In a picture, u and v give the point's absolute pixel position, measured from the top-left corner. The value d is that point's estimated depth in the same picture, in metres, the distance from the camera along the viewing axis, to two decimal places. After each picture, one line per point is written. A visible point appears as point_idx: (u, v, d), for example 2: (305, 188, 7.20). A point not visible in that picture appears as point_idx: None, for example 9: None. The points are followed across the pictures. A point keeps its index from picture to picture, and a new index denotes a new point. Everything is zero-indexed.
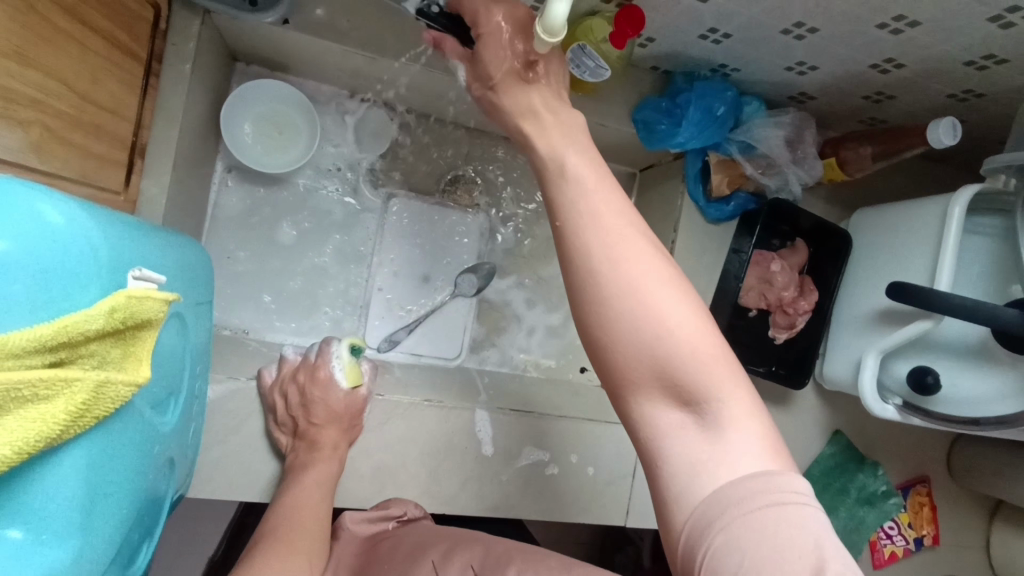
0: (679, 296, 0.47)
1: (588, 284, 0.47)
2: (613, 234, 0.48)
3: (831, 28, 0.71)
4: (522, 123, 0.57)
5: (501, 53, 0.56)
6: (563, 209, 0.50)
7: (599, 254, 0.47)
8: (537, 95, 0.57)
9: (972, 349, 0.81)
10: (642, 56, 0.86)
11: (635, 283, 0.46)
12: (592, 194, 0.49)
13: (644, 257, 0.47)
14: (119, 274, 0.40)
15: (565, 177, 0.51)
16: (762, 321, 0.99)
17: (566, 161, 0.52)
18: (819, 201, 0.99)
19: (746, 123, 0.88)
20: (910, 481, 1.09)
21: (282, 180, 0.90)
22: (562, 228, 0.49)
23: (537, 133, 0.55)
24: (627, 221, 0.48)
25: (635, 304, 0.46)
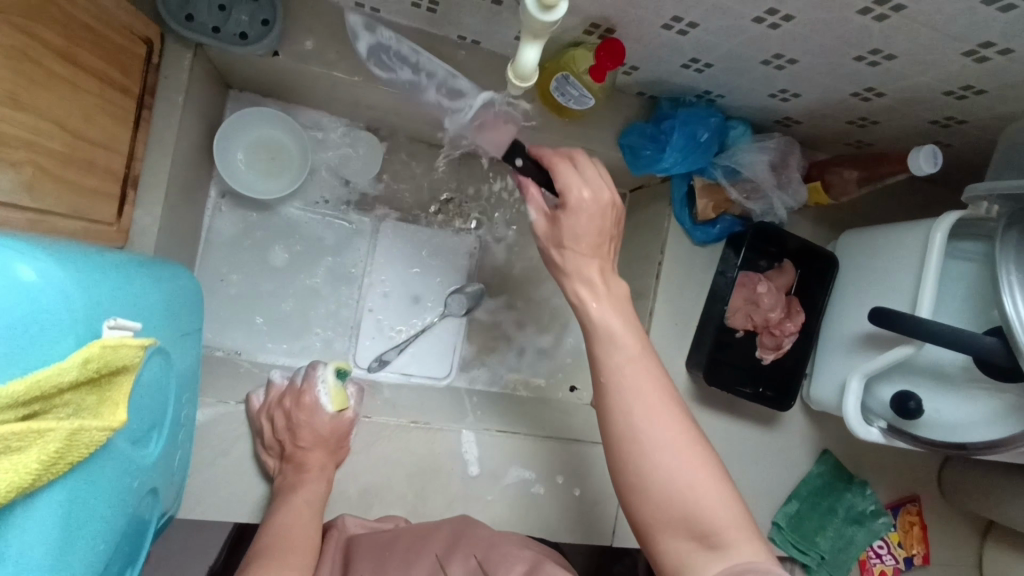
0: (697, 448, 0.61)
1: (625, 434, 0.62)
2: (646, 398, 0.63)
3: (810, 59, 0.72)
4: (576, 277, 0.70)
5: (573, 214, 0.67)
6: (607, 371, 0.65)
7: (636, 411, 0.62)
8: (593, 263, 0.69)
9: (955, 375, 0.82)
10: (627, 83, 0.87)
11: (662, 436, 0.61)
12: (626, 365, 0.64)
13: (669, 415, 0.62)
14: (97, 322, 0.42)
15: (608, 343, 0.66)
16: (750, 342, 0.99)
17: (608, 335, 0.67)
18: (807, 223, 0.99)
19: (731, 148, 0.89)
20: (900, 500, 1.09)
21: (275, 204, 0.92)
22: (605, 388, 0.64)
23: (589, 294, 0.69)
24: (657, 386, 0.64)
25: (662, 452, 0.60)
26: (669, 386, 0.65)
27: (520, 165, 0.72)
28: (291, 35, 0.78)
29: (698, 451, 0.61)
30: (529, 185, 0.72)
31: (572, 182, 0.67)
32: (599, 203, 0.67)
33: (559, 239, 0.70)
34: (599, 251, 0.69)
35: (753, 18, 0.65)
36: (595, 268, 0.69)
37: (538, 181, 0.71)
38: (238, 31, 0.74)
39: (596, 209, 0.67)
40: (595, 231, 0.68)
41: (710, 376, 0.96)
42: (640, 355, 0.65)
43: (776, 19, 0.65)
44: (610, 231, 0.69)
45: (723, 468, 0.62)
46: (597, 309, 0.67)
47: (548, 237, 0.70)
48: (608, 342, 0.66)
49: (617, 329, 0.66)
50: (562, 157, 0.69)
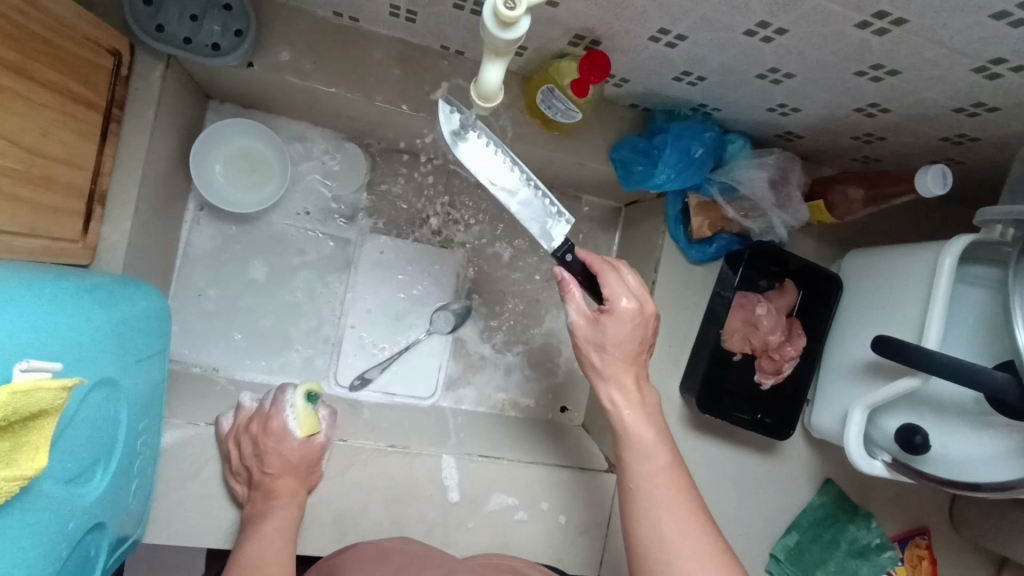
0: (723, 560, 0.65)
1: (654, 541, 0.66)
2: (674, 507, 0.67)
3: (807, 74, 0.67)
4: (611, 384, 0.71)
5: (617, 325, 0.68)
6: (637, 479, 0.69)
7: (665, 520, 0.66)
8: (630, 370, 0.71)
9: (964, 411, 0.76)
10: (618, 95, 0.83)
11: (690, 548, 0.65)
12: (657, 474, 0.69)
13: (695, 525, 0.66)
14: (4, 368, 0.42)
15: (638, 451, 0.70)
16: (748, 366, 0.94)
17: (639, 442, 0.70)
18: (810, 241, 0.94)
19: (728, 164, 0.85)
20: (908, 533, 1.03)
21: (255, 218, 0.90)
22: (636, 495, 0.68)
23: (619, 400, 0.71)
24: (683, 494, 0.68)
25: (688, 563, 0.64)
26: (696, 497, 0.68)
27: (567, 261, 0.69)
28: (266, 46, 0.76)
29: (724, 563, 0.65)
30: (569, 285, 0.67)
31: (622, 296, 0.67)
32: (643, 312, 0.68)
33: (599, 343, 0.69)
34: (637, 357, 0.71)
35: (744, 31, 0.61)
36: (629, 376, 0.71)
37: (585, 282, 0.69)
38: (210, 41, 0.71)
39: (639, 317, 0.68)
40: (636, 340, 0.70)
41: (704, 401, 0.91)
42: (671, 466, 0.69)
43: (768, 32, 0.61)
44: (649, 338, 0.71)
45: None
46: (632, 419, 0.71)
47: (585, 338, 0.70)
48: (640, 450, 0.70)
49: (648, 438, 0.70)
50: (609, 264, 0.69)
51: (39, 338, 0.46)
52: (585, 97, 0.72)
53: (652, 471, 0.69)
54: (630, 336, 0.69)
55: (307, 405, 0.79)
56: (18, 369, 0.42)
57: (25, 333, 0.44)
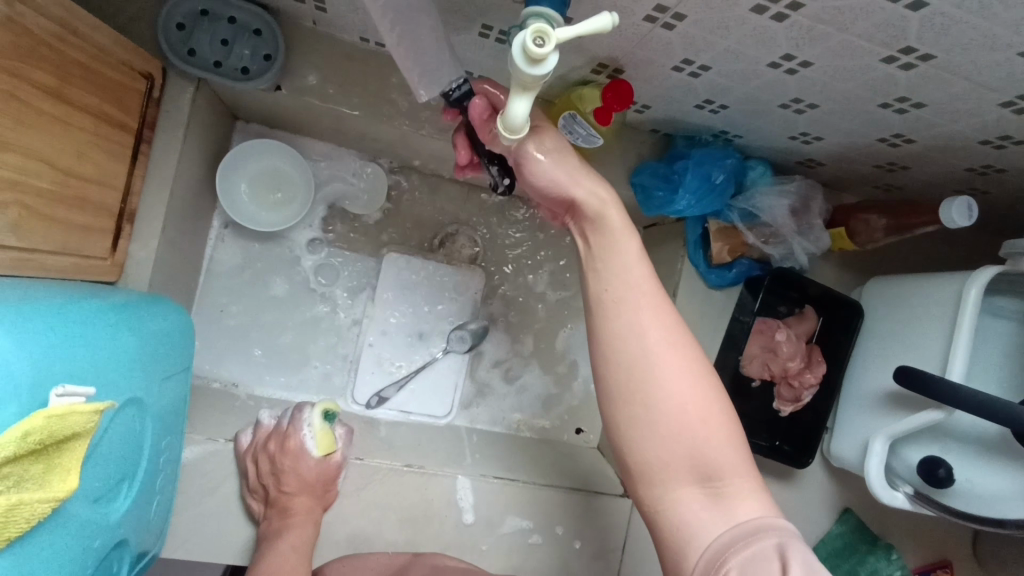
0: (708, 383, 0.60)
1: (636, 359, 0.59)
2: (659, 326, 0.59)
3: (831, 104, 0.67)
4: (578, 186, 0.60)
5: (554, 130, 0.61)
6: (619, 291, 0.60)
7: (652, 338, 0.59)
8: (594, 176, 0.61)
9: (989, 444, 0.75)
10: (639, 120, 0.84)
11: (676, 369, 0.58)
12: (641, 291, 0.60)
13: (682, 344, 0.59)
14: (41, 392, 0.42)
15: (620, 260, 0.60)
16: (767, 392, 0.93)
17: (622, 253, 0.60)
18: (830, 267, 0.93)
19: (749, 190, 0.84)
20: (931, 565, 1.00)
21: (277, 235, 0.91)
22: (617, 307, 0.60)
23: (599, 202, 0.60)
24: (669, 311, 0.60)
25: (673, 384, 0.58)
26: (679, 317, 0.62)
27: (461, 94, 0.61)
28: (294, 70, 0.78)
29: (709, 387, 0.59)
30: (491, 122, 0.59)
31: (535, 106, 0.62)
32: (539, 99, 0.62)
33: (554, 148, 0.60)
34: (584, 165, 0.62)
35: (769, 63, 0.61)
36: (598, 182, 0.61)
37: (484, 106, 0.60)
38: (240, 66, 0.74)
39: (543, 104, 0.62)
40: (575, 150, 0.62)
41: None
42: (656, 282, 0.61)
43: (794, 65, 0.61)
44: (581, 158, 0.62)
45: (731, 413, 0.60)
46: (618, 221, 0.60)
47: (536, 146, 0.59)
48: (623, 259, 0.60)
49: (631, 244, 0.60)
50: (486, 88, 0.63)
51: (70, 359, 0.46)
52: (607, 124, 0.73)
53: (637, 286, 0.60)
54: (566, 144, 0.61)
55: (323, 424, 0.79)
56: (55, 393, 0.43)
57: (57, 356, 0.45)
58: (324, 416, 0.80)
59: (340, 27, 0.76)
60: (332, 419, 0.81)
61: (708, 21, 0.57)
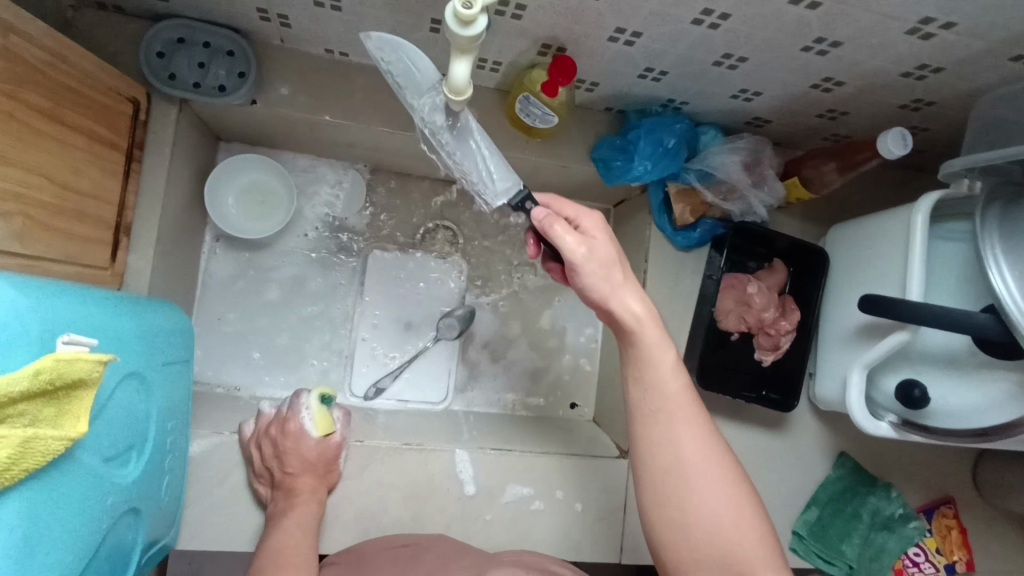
0: (739, 484, 0.65)
1: (673, 467, 0.64)
2: (694, 437, 0.65)
3: (759, 55, 0.73)
4: (620, 300, 0.64)
5: (602, 243, 0.64)
6: (658, 403, 0.65)
7: (687, 448, 0.64)
8: (637, 292, 0.65)
9: (957, 361, 0.77)
10: (592, 99, 0.89)
11: (709, 479, 0.64)
12: (675, 402, 0.65)
13: (715, 453, 0.65)
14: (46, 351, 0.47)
15: (656, 372, 0.65)
16: (747, 345, 0.96)
17: (657, 366, 0.65)
18: (793, 220, 0.98)
19: (702, 153, 0.90)
20: (934, 503, 1.02)
21: (266, 244, 0.96)
22: (654, 416, 0.65)
23: (639, 318, 0.64)
24: (702, 421, 0.66)
25: (708, 493, 0.63)
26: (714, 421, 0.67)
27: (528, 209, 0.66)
28: (267, 84, 0.84)
29: (741, 487, 0.65)
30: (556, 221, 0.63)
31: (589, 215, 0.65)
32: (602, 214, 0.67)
33: (603, 261, 0.64)
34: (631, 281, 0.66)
35: (692, 20, 0.67)
36: (638, 299, 0.65)
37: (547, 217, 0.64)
38: (217, 84, 0.81)
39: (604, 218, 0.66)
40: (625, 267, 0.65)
41: (712, 384, 0.93)
42: (692, 393, 0.66)
43: (714, 19, 0.67)
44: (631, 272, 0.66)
45: (761, 510, 0.66)
46: (654, 338, 0.65)
47: (586, 258, 0.63)
48: (663, 373, 0.65)
49: (670, 358, 0.66)
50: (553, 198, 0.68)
51: (78, 330, 0.51)
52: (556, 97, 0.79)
53: (671, 397, 0.65)
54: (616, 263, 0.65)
55: (322, 409, 0.83)
56: (62, 341, 0.48)
57: (63, 323, 0.50)
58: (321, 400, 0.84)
59: (307, 41, 0.83)
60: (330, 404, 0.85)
61: None
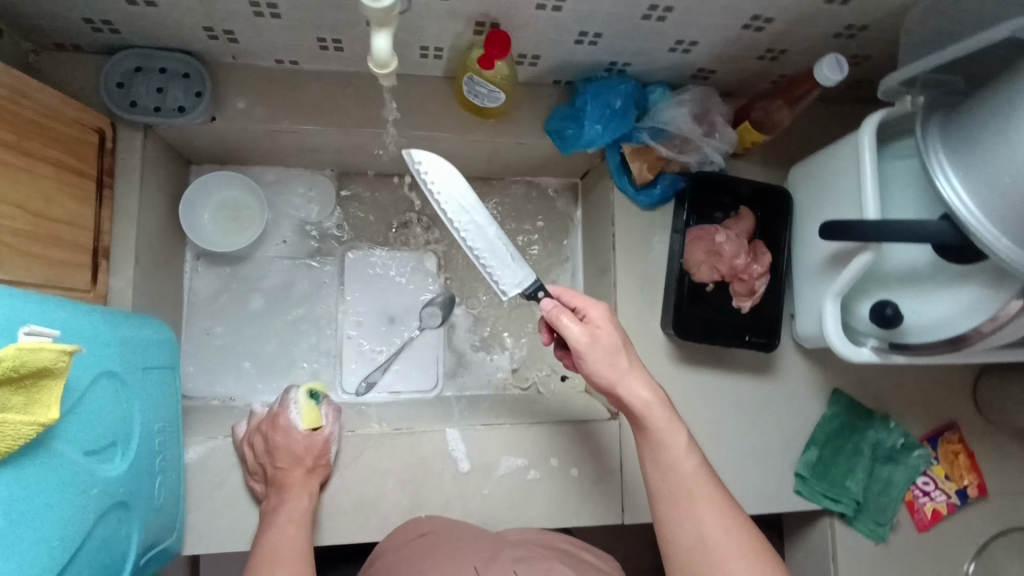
0: (757, 543, 0.69)
1: (697, 544, 0.69)
2: (714, 512, 0.70)
3: (683, 3, 0.75)
4: (627, 384, 0.73)
5: (607, 331, 0.73)
6: (675, 482, 0.72)
7: (709, 523, 0.69)
8: (643, 373, 0.74)
9: (924, 275, 0.77)
10: (538, 73, 0.92)
11: (734, 552, 0.68)
12: (691, 479, 0.71)
13: (738, 527, 0.69)
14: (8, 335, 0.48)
15: (669, 452, 0.72)
16: (723, 294, 0.97)
17: (669, 448, 0.72)
18: (754, 167, 0.99)
19: (651, 110, 0.91)
20: (937, 431, 1.01)
21: (245, 257, 0.99)
22: (674, 496, 0.71)
23: (646, 400, 0.73)
24: (719, 494, 0.71)
25: (733, 567, 0.67)
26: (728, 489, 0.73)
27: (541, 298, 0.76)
28: (224, 101, 0.88)
29: (760, 549, 0.69)
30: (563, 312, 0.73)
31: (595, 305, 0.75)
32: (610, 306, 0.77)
33: (609, 347, 0.73)
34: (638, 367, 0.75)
35: None
36: (643, 384, 0.73)
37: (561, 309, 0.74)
38: (176, 105, 0.84)
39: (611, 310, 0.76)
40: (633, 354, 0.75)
41: (690, 333, 0.93)
42: (705, 467, 0.72)
43: None
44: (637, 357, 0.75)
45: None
46: (662, 419, 0.73)
47: (592, 347, 0.72)
48: (674, 449, 0.72)
49: (680, 435, 0.73)
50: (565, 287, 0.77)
51: (56, 329, 0.54)
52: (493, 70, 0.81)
53: (687, 476, 0.71)
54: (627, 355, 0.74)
55: (311, 404, 0.85)
56: (22, 331, 0.48)
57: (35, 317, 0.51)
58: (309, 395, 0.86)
59: (256, 53, 0.86)
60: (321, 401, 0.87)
61: None
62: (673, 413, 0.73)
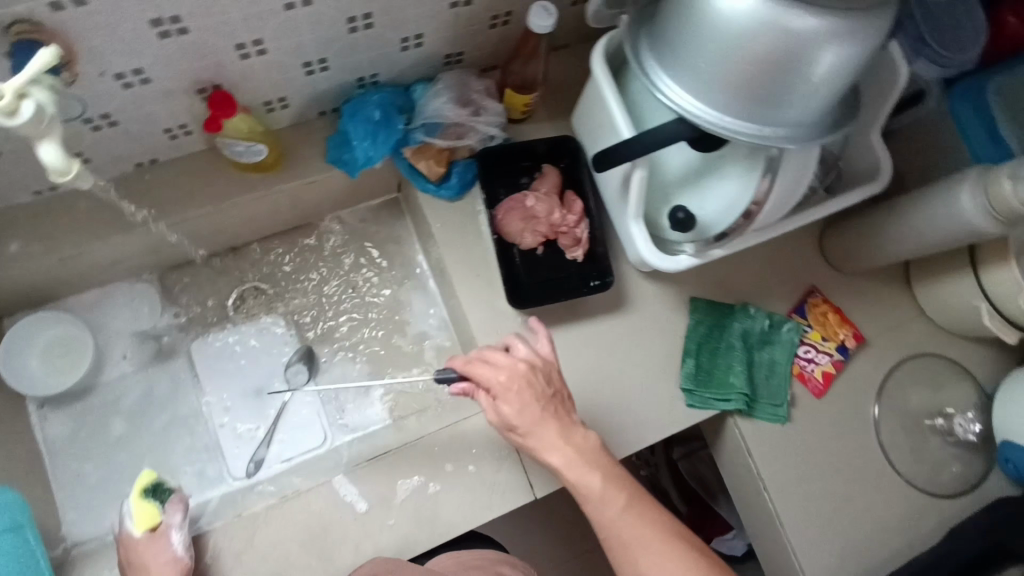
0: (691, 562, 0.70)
1: None
2: (646, 550, 0.71)
3: (378, 5, 0.76)
4: (544, 449, 0.77)
5: (514, 410, 0.76)
6: (607, 528, 0.74)
7: (643, 560, 0.71)
8: (559, 438, 0.76)
9: (696, 171, 0.82)
10: (299, 113, 0.92)
11: None
12: (617, 522, 0.73)
13: (671, 555, 0.70)
14: None
15: (592, 502, 0.75)
16: (555, 251, 0.98)
17: (590, 499, 0.75)
18: (539, 124, 1.01)
19: (417, 109, 0.92)
20: (801, 299, 1.05)
21: (92, 387, 0.97)
22: (610, 541, 0.73)
23: (562, 463, 0.76)
24: (649, 527, 0.72)
25: None
26: (658, 513, 0.74)
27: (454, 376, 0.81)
28: None
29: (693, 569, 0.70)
30: (476, 391, 0.78)
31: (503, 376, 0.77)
32: (517, 368, 0.77)
33: (516, 423, 0.76)
34: (560, 429, 0.77)
35: (282, 7, 0.71)
36: (558, 449, 0.76)
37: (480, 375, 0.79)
38: None
39: (517, 375, 0.76)
40: (554, 422, 0.77)
41: (531, 300, 0.94)
42: (626, 503, 0.74)
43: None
44: (560, 427, 0.77)
45: None
46: (576, 475, 0.75)
47: (502, 421, 0.77)
48: (591, 496, 0.75)
49: (594, 479, 0.75)
50: (472, 358, 0.79)
51: None
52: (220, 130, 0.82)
53: (614, 521, 0.73)
54: (545, 429, 0.76)
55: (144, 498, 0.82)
56: None
57: None
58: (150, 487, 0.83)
59: (9, 193, 0.84)
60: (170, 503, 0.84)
61: (194, 4, 0.66)
62: (586, 461, 0.76)
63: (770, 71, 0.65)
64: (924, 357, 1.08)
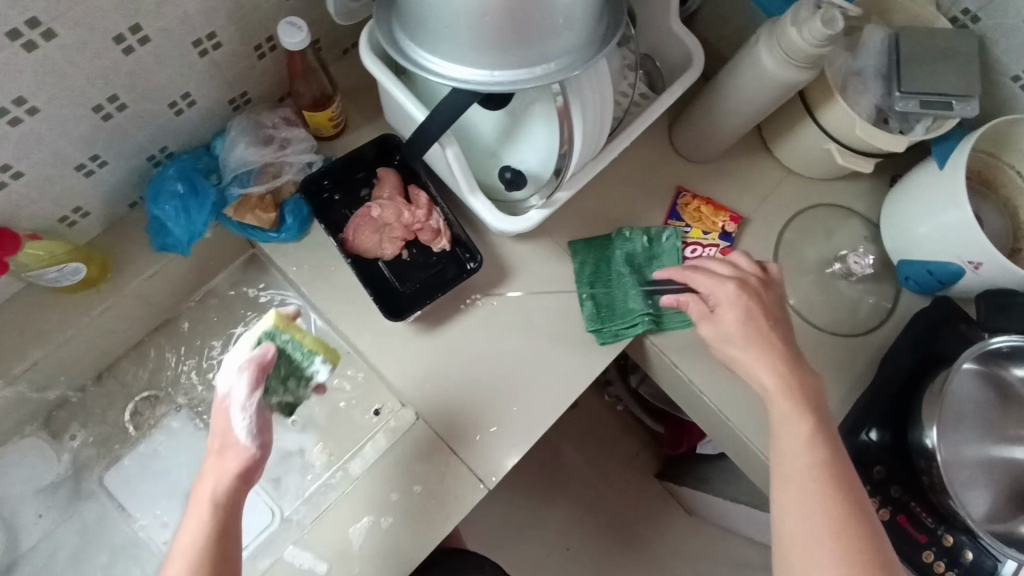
0: (846, 550, 0.64)
1: (787, 467, 0.71)
2: (799, 438, 0.71)
3: (117, 84, 0.72)
4: (750, 366, 0.77)
5: (726, 320, 0.79)
6: (776, 411, 0.74)
7: (795, 449, 0.71)
8: (757, 344, 0.77)
9: (507, 129, 0.82)
10: (104, 214, 0.87)
11: (808, 481, 0.68)
12: (787, 419, 0.73)
13: (825, 463, 0.69)
14: None
15: (767, 392, 0.76)
16: (419, 250, 0.96)
17: (767, 383, 0.75)
18: (354, 135, 0.97)
19: (223, 165, 0.89)
20: (671, 203, 1.05)
21: (15, 560, 0.92)
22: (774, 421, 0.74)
23: (761, 378, 0.76)
24: (815, 434, 0.71)
25: (803, 488, 0.68)
26: (845, 483, 0.68)
27: None
28: None
29: (827, 499, 0.67)
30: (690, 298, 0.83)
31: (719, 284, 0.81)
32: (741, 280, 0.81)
33: (724, 332, 0.79)
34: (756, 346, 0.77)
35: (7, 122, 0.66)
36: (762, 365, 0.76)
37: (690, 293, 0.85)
38: None
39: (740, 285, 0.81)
40: (750, 337, 0.78)
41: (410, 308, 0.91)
42: (817, 459, 0.70)
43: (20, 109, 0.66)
44: (766, 341, 0.77)
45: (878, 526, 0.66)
46: (770, 382, 0.75)
47: (716, 333, 0.80)
48: (789, 438, 0.72)
49: (801, 426, 0.72)
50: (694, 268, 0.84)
51: None
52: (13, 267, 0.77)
53: (782, 415, 0.74)
54: (741, 344, 0.78)
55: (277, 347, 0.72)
56: None
57: None
58: (295, 336, 0.74)
59: None
60: (295, 393, 0.75)
61: None
62: (800, 404, 0.73)
63: (516, 12, 0.62)
64: (805, 211, 1.09)
